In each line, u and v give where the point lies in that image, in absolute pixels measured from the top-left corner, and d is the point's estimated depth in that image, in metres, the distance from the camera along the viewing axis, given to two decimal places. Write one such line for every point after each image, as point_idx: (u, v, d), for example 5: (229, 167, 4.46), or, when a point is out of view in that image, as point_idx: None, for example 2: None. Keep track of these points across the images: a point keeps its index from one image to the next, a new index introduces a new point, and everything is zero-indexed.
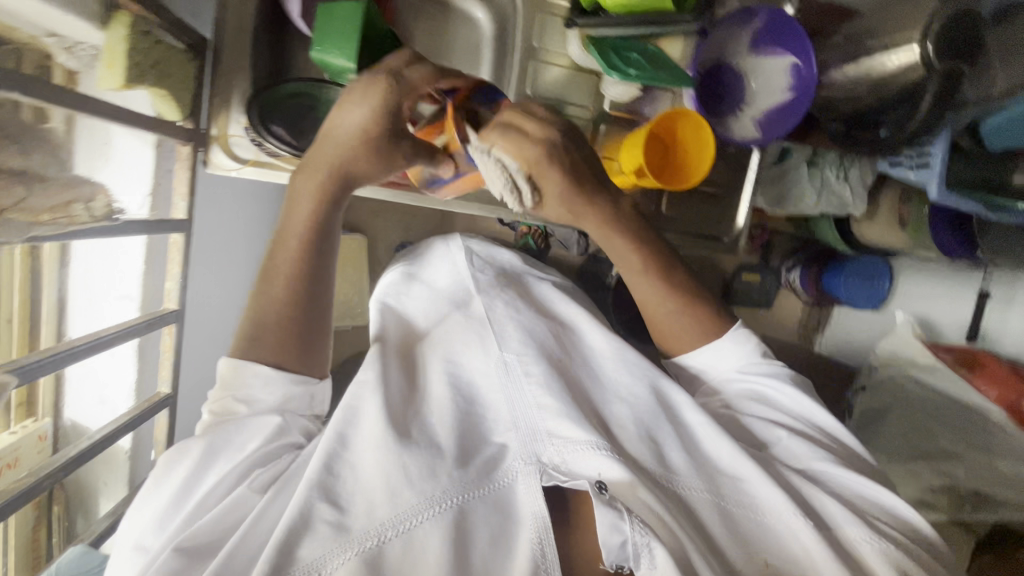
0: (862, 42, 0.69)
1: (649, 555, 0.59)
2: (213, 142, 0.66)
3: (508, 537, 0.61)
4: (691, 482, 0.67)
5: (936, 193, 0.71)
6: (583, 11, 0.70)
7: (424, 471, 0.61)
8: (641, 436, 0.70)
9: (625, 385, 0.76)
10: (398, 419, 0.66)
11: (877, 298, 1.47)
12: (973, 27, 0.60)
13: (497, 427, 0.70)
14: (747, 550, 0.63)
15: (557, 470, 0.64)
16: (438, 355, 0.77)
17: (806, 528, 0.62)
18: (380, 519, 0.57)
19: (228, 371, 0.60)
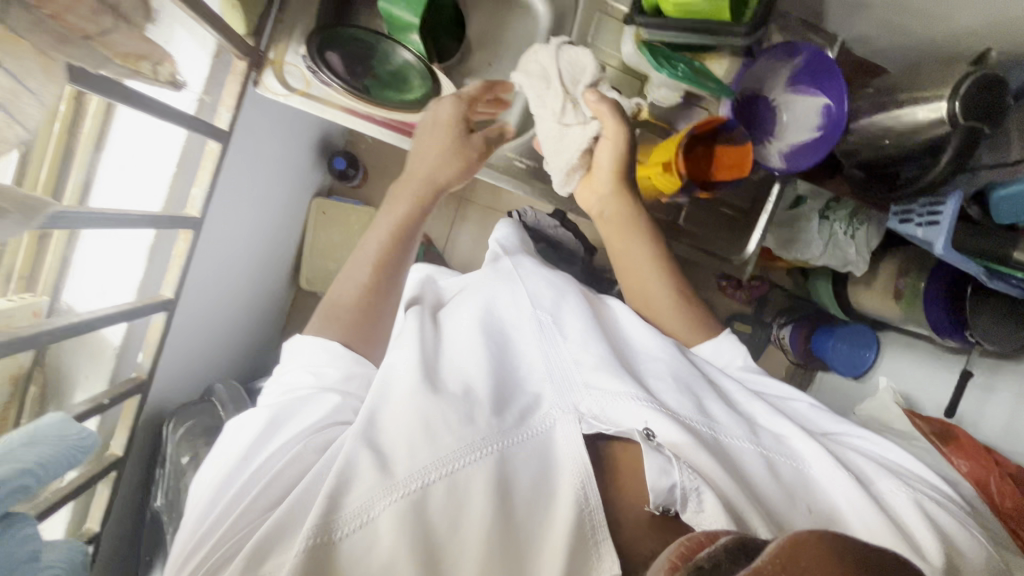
0: (891, 95, 0.73)
1: (698, 501, 0.49)
2: (267, 65, 0.68)
3: (548, 487, 0.51)
4: (731, 429, 0.59)
5: (942, 249, 0.74)
6: (645, 11, 0.68)
7: (461, 416, 0.53)
8: (679, 386, 0.62)
9: (656, 348, 0.68)
10: (429, 368, 0.59)
11: (862, 367, 1.48)
12: (997, 94, 0.65)
13: (531, 376, 0.61)
14: (794, 500, 0.56)
15: (597, 419, 0.55)
16: (462, 307, 0.70)
17: (851, 483, 0.56)
18: (421, 461, 0.49)
19: (297, 347, 0.62)
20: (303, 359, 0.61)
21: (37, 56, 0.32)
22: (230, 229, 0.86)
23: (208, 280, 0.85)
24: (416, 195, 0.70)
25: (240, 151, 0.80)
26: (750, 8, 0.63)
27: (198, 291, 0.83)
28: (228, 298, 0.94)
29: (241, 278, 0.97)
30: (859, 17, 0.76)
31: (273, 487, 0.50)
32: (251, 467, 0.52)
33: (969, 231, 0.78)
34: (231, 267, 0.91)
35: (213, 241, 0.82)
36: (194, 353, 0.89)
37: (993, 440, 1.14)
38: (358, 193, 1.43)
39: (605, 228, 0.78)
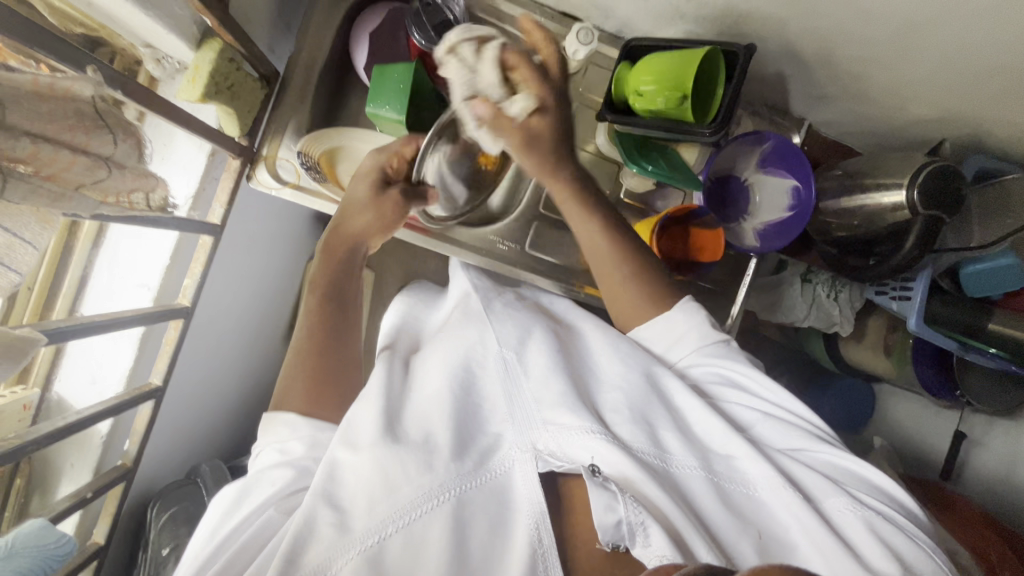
0: (857, 180, 0.76)
1: (644, 534, 0.52)
2: (261, 160, 0.72)
3: (505, 528, 0.56)
4: (683, 459, 0.61)
5: (915, 323, 0.76)
6: (615, 108, 0.71)
7: (419, 463, 0.56)
8: (634, 418, 0.63)
9: (617, 374, 0.68)
10: (393, 413, 0.62)
11: (859, 424, 1.44)
12: (954, 186, 0.68)
13: (492, 416, 0.64)
14: (744, 525, 0.57)
15: (553, 457, 0.59)
16: (438, 353, 0.71)
17: (798, 504, 0.57)
18: (380, 515, 0.53)
19: (264, 425, 0.63)
20: (271, 436, 0.63)
21: (33, 212, 0.35)
22: (229, 305, 0.87)
23: (210, 347, 0.85)
24: (328, 254, 0.72)
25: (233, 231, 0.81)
26: (714, 106, 0.66)
27: (197, 366, 0.83)
28: (231, 370, 0.95)
29: (243, 351, 0.98)
30: (824, 106, 0.80)
31: (237, 554, 0.53)
32: (219, 537, 0.55)
33: (940, 301, 0.80)
34: (230, 341, 0.92)
35: (211, 315, 0.83)
36: (197, 428, 0.90)
37: (989, 504, 1.12)
38: None
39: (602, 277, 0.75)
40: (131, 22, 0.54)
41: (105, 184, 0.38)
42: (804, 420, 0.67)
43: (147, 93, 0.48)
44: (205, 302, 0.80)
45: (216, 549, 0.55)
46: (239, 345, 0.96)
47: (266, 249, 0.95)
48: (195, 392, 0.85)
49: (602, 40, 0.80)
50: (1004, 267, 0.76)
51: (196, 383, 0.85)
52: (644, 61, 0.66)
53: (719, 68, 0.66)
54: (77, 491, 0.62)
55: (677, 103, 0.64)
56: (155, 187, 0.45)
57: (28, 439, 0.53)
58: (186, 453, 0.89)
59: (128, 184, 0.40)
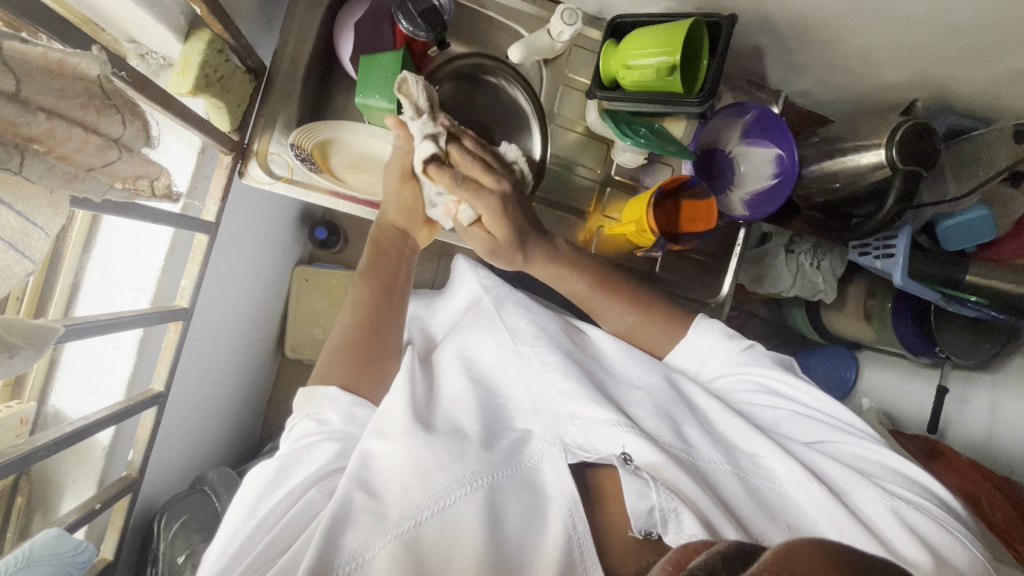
0: (837, 144, 0.80)
1: (677, 521, 0.53)
2: (252, 156, 0.71)
3: (539, 514, 0.56)
4: (708, 453, 0.63)
5: (900, 280, 0.79)
6: (604, 86, 0.73)
7: (452, 453, 0.57)
8: (659, 413, 0.66)
9: (636, 376, 0.72)
10: (424, 411, 0.63)
11: (844, 388, 1.49)
12: (927, 143, 0.72)
13: (518, 416, 0.66)
14: (772, 516, 0.59)
15: (582, 449, 0.60)
16: (452, 357, 0.75)
17: (824, 494, 0.58)
18: (414, 500, 0.54)
19: (305, 395, 0.66)
20: (309, 406, 0.65)
21: (45, 194, 0.35)
22: (224, 310, 0.85)
23: (206, 357, 0.83)
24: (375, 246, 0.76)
25: (224, 232, 0.79)
26: (699, 77, 0.68)
27: (196, 376, 0.82)
28: (226, 380, 0.93)
29: (238, 359, 0.96)
30: (799, 76, 0.84)
31: (276, 535, 0.54)
32: (258, 513, 0.56)
33: (922, 257, 0.84)
34: (226, 349, 0.90)
35: (206, 322, 0.81)
36: (198, 438, 0.88)
37: (973, 452, 1.18)
38: (339, 258, 1.38)
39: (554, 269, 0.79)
40: (117, 14, 0.53)
41: (115, 166, 0.39)
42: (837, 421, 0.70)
43: (146, 81, 0.47)
44: (205, 303, 0.79)
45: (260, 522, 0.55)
46: (236, 350, 0.94)
47: (259, 250, 0.94)
48: (194, 397, 0.83)
49: (584, 22, 0.81)
50: (978, 219, 0.81)
51: (196, 389, 0.83)
52: (631, 39, 0.68)
53: (702, 41, 0.68)
54: (84, 503, 0.60)
55: (666, 74, 0.66)
56: (161, 174, 0.45)
57: (38, 445, 0.51)
58: (187, 466, 0.86)
59: (138, 169, 0.41)
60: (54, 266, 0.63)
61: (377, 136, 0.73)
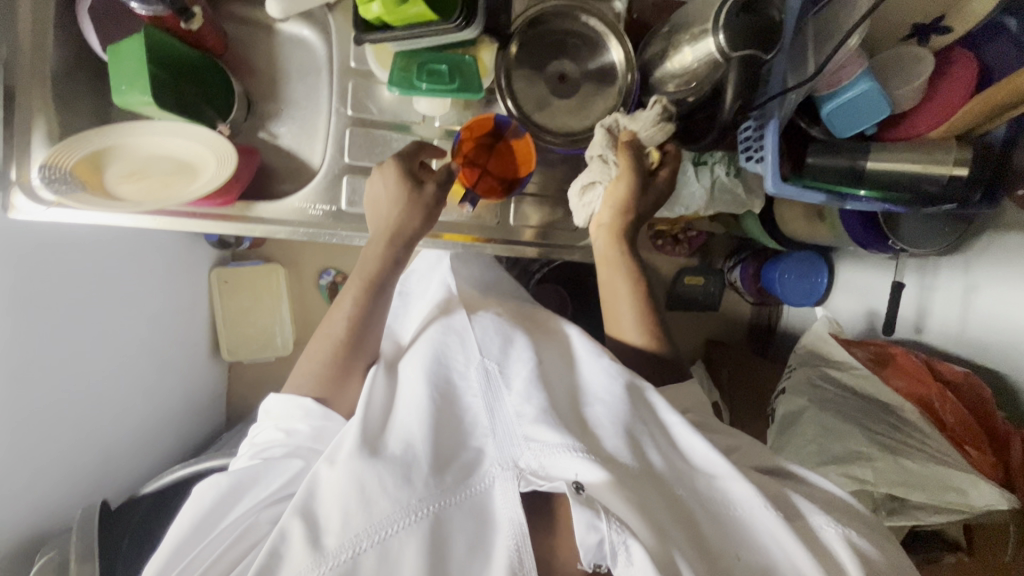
0: (675, 35, 0.67)
1: (627, 551, 0.55)
2: (13, 185, 0.66)
3: (484, 544, 0.57)
4: (664, 475, 0.63)
5: (771, 185, 0.68)
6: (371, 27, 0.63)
7: (399, 478, 0.58)
8: (620, 433, 0.63)
9: (601, 387, 0.68)
10: (377, 430, 0.64)
11: (816, 294, 1.37)
12: (764, 13, 0.58)
13: (474, 430, 0.64)
14: (715, 556, 0.59)
15: (536, 475, 0.59)
16: (413, 369, 0.71)
17: (776, 521, 0.59)
18: (353, 530, 0.55)
19: (274, 404, 0.68)
20: (277, 414, 0.68)
21: None
22: (102, 335, 0.84)
23: (102, 401, 0.84)
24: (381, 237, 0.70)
25: (60, 267, 0.76)
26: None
27: (74, 431, 0.80)
28: (134, 410, 0.92)
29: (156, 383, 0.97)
30: None
31: (227, 549, 0.59)
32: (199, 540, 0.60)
33: (812, 150, 0.73)
34: (142, 369, 0.93)
35: (73, 377, 0.79)
36: (111, 469, 0.89)
37: (942, 346, 1.02)
38: (258, 253, 1.34)
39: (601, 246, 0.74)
40: None
41: None
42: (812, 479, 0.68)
43: None
44: (61, 340, 0.76)
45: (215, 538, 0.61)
46: (144, 368, 0.93)
47: (134, 264, 0.91)
48: (82, 436, 0.82)
49: None
50: (862, 96, 0.68)
51: (85, 430, 0.82)
52: None
53: None
54: None
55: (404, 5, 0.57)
56: None
57: None
58: (100, 490, 0.88)
59: None
60: None
61: (168, 132, 0.70)
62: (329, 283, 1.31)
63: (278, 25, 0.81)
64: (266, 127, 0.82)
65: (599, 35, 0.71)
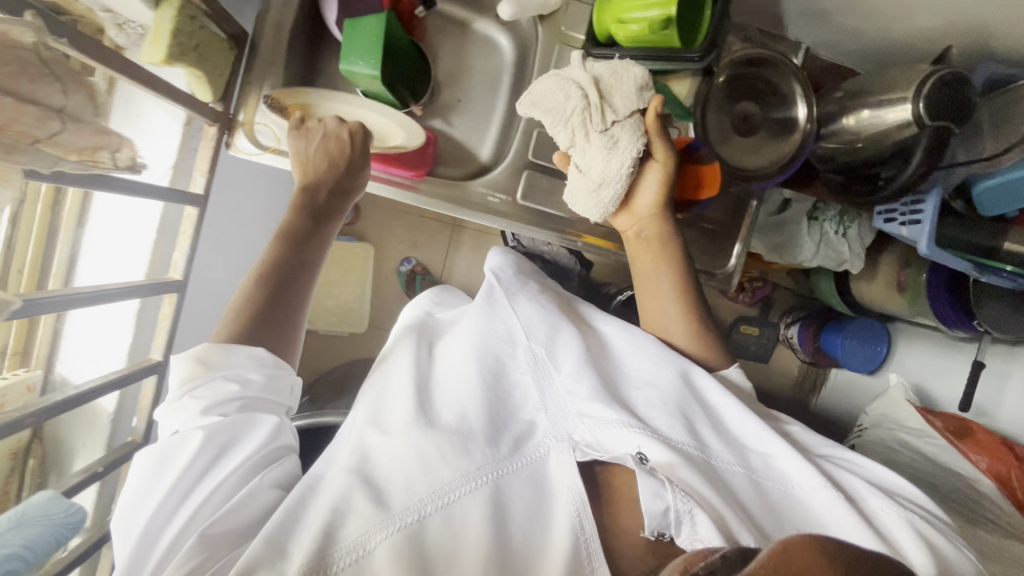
0: (860, 98, 0.73)
1: (691, 523, 0.50)
2: (238, 126, 0.70)
3: (544, 511, 0.54)
4: (723, 455, 0.60)
5: (926, 248, 0.73)
6: (600, 44, 0.69)
7: (456, 448, 0.55)
8: (673, 414, 0.61)
9: (648, 373, 0.67)
10: (424, 402, 0.62)
11: (874, 363, 1.37)
12: (959, 90, 0.64)
13: (525, 406, 0.63)
14: (782, 524, 0.56)
15: (591, 447, 0.57)
16: (458, 345, 0.70)
17: (837, 500, 0.56)
18: (417, 493, 0.52)
19: (221, 350, 0.57)
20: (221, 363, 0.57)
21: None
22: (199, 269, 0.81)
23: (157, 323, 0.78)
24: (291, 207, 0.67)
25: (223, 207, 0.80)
26: (703, 28, 0.63)
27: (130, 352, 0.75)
28: None
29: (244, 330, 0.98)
30: (823, 22, 0.77)
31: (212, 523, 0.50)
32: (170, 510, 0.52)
33: (953, 222, 0.77)
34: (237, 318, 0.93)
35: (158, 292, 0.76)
36: None
37: (1013, 431, 1.05)
38: (353, 230, 1.37)
39: (634, 246, 0.73)
40: None
41: (61, 138, 0.38)
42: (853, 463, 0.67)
43: (103, 49, 0.46)
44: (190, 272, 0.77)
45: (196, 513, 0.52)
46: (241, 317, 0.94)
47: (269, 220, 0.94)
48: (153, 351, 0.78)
49: None
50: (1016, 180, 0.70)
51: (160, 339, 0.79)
52: None
53: None
54: (89, 467, 0.64)
55: (661, 29, 0.61)
56: (120, 146, 0.44)
57: (30, 411, 0.52)
58: None
59: (87, 140, 0.40)
60: None
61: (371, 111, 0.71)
62: (413, 271, 1.34)
63: (475, 22, 0.85)
64: (442, 114, 0.86)
65: (790, 90, 0.72)
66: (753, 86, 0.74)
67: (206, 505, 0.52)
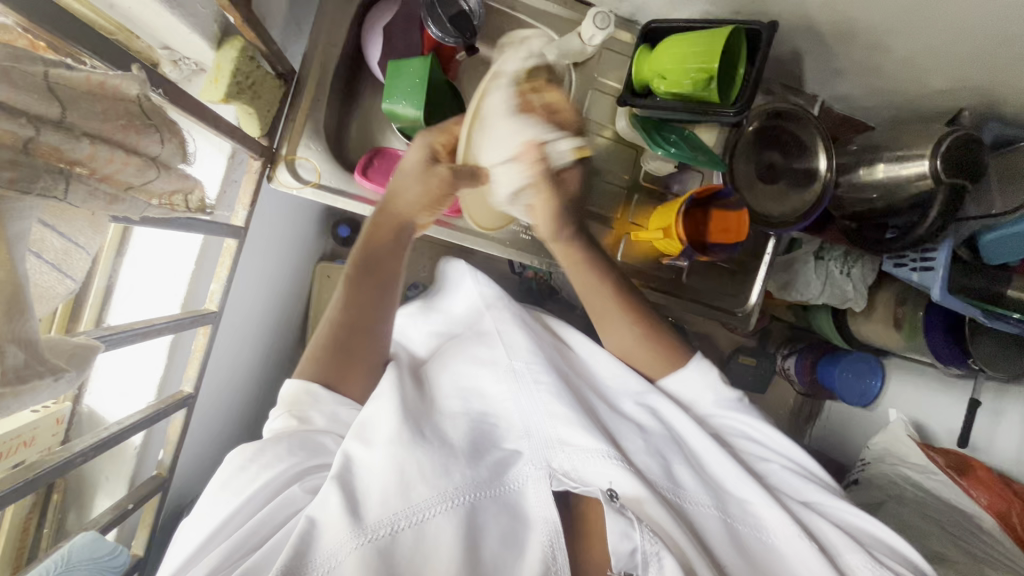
0: (875, 153, 0.77)
1: (659, 564, 0.53)
2: (280, 160, 0.71)
3: (517, 539, 0.57)
4: (697, 496, 0.63)
5: (938, 295, 0.77)
6: (636, 92, 0.72)
7: (438, 467, 0.57)
8: (652, 451, 0.65)
9: (637, 407, 0.69)
10: (413, 416, 0.61)
11: (868, 397, 1.37)
12: (972, 153, 0.69)
13: (509, 434, 0.65)
14: (749, 561, 0.61)
15: (568, 476, 0.59)
16: (449, 374, 0.71)
17: (811, 551, 0.58)
18: (392, 509, 0.53)
19: (293, 392, 0.62)
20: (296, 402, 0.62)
21: (87, 216, 0.36)
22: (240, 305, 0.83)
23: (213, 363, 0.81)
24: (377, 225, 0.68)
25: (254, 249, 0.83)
26: (737, 87, 0.67)
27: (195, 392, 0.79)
28: (237, 376, 0.90)
29: (258, 355, 0.96)
30: (838, 80, 0.81)
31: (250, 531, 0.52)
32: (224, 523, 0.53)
33: (960, 271, 0.82)
34: (252, 344, 0.92)
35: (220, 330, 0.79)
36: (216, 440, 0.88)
37: (1007, 467, 1.08)
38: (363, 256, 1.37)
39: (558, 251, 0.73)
40: (152, 23, 0.53)
41: (152, 185, 0.39)
42: (804, 467, 0.70)
43: (178, 92, 0.47)
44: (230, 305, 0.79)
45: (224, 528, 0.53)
46: (257, 345, 0.93)
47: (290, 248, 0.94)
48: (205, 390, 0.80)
49: (616, 25, 0.79)
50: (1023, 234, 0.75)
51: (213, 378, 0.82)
52: (667, 45, 0.66)
53: (743, 48, 0.65)
54: (118, 503, 0.63)
55: (704, 86, 0.64)
56: (194, 190, 0.44)
57: (72, 455, 0.51)
58: (205, 465, 0.87)
59: (174, 186, 0.40)
60: None
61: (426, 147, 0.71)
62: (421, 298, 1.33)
63: None
64: None
65: (812, 140, 0.76)
66: (777, 137, 0.78)
67: (239, 515, 0.54)
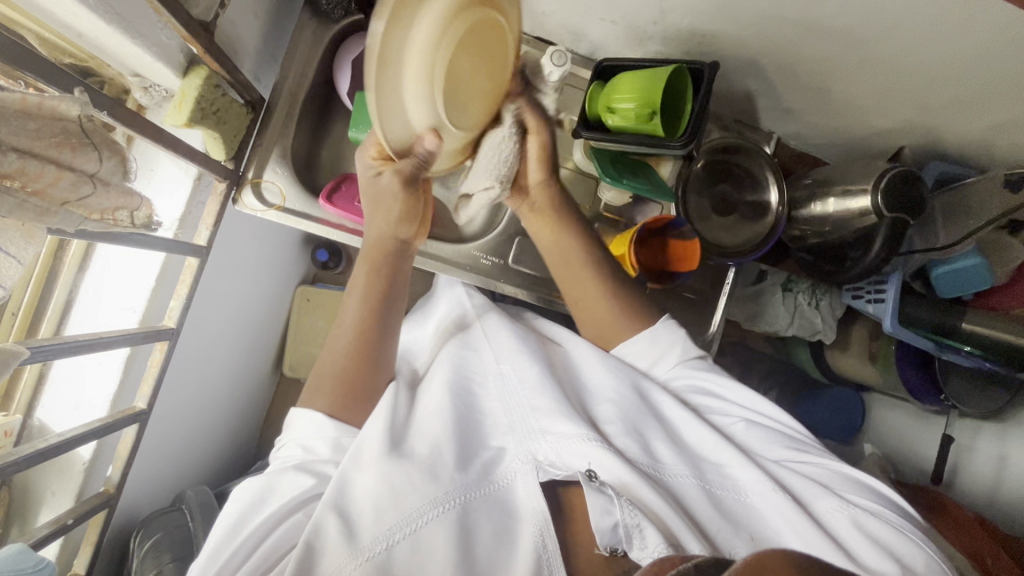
0: (827, 187, 0.79)
1: (641, 536, 0.50)
2: (246, 183, 0.73)
3: (509, 533, 0.55)
4: (675, 467, 0.60)
5: (889, 325, 0.80)
6: (590, 125, 0.75)
7: (425, 474, 0.56)
8: (628, 428, 0.62)
9: (609, 386, 0.67)
10: (398, 431, 0.61)
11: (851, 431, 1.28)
12: (914, 189, 0.71)
13: (494, 431, 0.64)
14: (737, 527, 0.56)
15: (553, 467, 0.58)
16: (436, 375, 0.70)
17: (788, 506, 0.55)
18: (386, 524, 0.53)
19: (289, 420, 0.64)
20: (295, 432, 0.63)
21: (19, 228, 0.40)
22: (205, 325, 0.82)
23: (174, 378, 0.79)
24: (370, 263, 0.69)
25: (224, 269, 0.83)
26: (683, 122, 0.70)
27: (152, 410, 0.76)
28: (203, 395, 0.89)
29: (228, 372, 0.96)
30: (791, 118, 0.84)
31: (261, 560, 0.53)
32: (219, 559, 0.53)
33: (914, 303, 0.82)
34: (222, 361, 0.92)
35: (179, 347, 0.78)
36: (177, 461, 0.88)
37: (979, 505, 1.05)
38: None
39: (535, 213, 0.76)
40: (117, 52, 0.57)
41: (91, 200, 0.44)
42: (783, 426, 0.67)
43: (130, 115, 0.50)
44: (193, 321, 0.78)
45: (236, 552, 0.54)
46: (225, 365, 0.93)
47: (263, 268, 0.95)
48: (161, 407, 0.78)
49: (577, 63, 0.83)
50: (971, 266, 0.78)
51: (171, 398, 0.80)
52: (617, 81, 0.70)
53: (687, 84, 0.69)
54: (58, 517, 0.64)
55: (647, 118, 0.68)
56: (141, 207, 0.49)
57: (9, 461, 0.52)
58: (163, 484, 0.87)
59: (113, 202, 0.45)
60: (50, 284, 0.66)
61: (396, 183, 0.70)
62: None
63: None
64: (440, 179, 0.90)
65: (764, 176, 0.79)
66: (730, 171, 0.81)
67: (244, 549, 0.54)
